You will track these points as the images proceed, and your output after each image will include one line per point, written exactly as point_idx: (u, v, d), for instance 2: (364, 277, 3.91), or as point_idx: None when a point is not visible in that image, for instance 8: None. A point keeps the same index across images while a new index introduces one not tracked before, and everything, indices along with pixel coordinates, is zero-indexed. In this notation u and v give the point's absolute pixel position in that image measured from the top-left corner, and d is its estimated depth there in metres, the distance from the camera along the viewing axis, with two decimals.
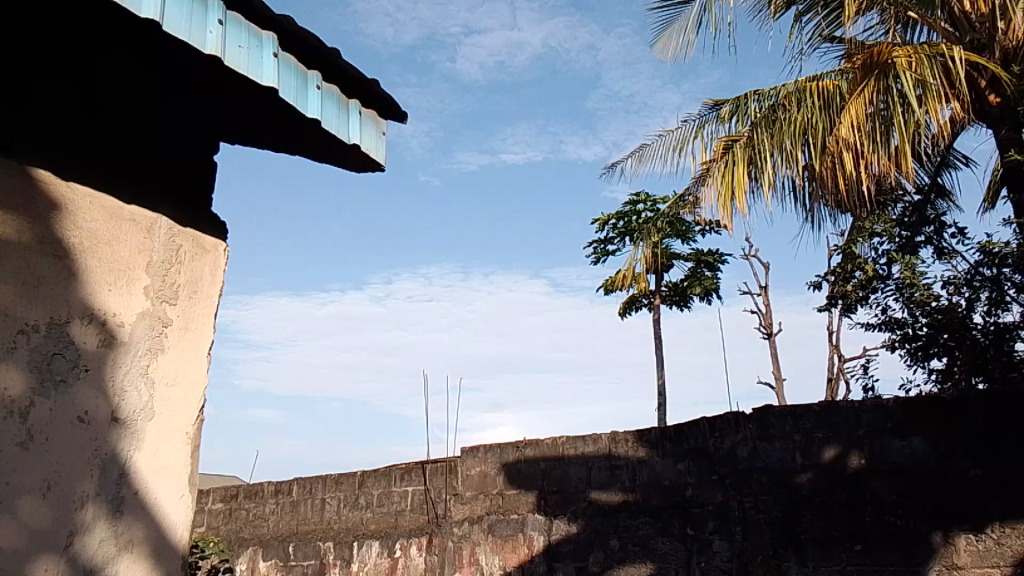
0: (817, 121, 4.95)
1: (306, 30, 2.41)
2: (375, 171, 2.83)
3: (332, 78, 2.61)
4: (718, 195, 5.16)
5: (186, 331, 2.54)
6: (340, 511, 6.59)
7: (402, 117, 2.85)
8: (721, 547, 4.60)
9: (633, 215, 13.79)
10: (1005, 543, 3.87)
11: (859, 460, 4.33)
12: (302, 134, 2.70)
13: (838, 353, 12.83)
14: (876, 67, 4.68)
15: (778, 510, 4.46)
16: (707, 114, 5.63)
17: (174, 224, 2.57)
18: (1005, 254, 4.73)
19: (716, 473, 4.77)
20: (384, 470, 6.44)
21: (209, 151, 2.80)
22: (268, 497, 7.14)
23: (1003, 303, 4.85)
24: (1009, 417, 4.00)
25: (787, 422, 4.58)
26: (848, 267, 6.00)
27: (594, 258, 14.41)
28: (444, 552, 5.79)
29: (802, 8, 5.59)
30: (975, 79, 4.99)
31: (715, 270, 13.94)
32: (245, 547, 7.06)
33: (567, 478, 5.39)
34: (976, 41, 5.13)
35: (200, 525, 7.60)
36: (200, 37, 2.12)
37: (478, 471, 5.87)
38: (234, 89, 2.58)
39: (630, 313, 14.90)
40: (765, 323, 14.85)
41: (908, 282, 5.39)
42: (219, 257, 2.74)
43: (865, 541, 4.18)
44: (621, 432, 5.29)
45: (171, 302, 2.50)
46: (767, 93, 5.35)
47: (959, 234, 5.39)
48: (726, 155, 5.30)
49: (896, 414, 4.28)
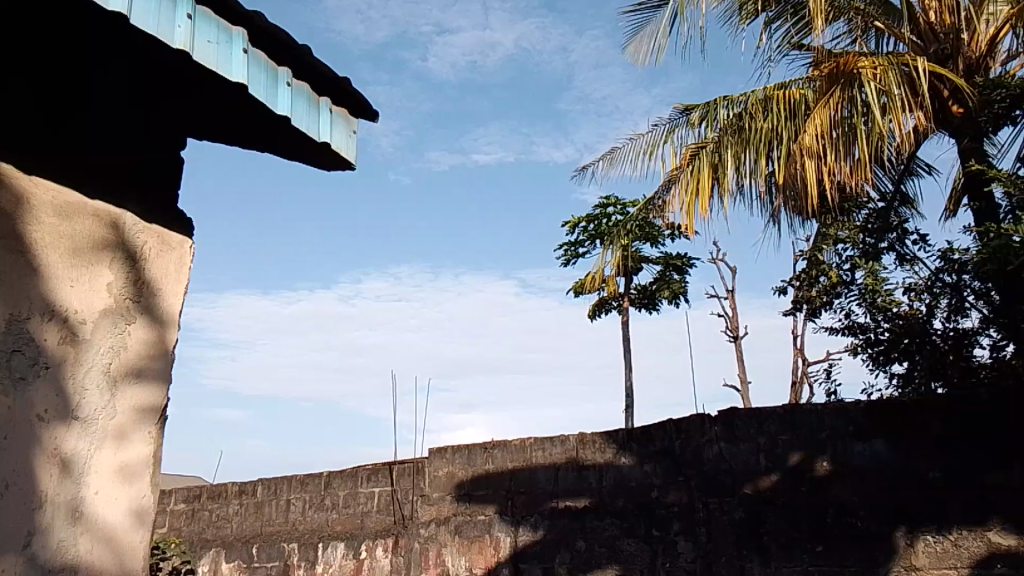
0: (783, 129, 5.01)
1: (275, 25, 2.39)
2: (346, 170, 2.81)
3: (303, 75, 2.59)
4: (684, 200, 5.26)
5: (150, 329, 2.50)
6: (305, 512, 6.54)
7: (373, 116, 2.83)
8: (686, 548, 4.66)
9: (604, 218, 13.83)
10: (963, 545, 3.95)
11: (824, 463, 4.38)
12: (272, 132, 2.68)
13: (802, 357, 12.99)
14: (841, 78, 4.80)
15: (742, 511, 4.52)
16: (678, 119, 5.68)
17: (140, 220, 2.53)
18: (964, 261, 4.83)
19: (683, 474, 4.81)
20: (350, 471, 6.39)
21: (178, 147, 2.77)
22: (231, 497, 7.06)
23: (962, 309, 4.97)
24: (967, 423, 4.09)
25: (752, 425, 4.62)
26: (813, 272, 6.08)
27: (564, 260, 14.44)
28: (411, 554, 5.78)
29: (772, 15, 5.65)
30: (939, 89, 5.07)
31: (683, 274, 14.04)
32: (207, 548, 6.96)
33: (535, 479, 5.41)
34: (941, 51, 5.18)
35: (161, 526, 7.49)
36: (168, 30, 2.09)
37: (445, 473, 5.85)
38: (203, 89, 2.55)
39: (600, 315, 14.95)
40: (731, 325, 14.99)
41: (871, 288, 5.42)
42: (185, 254, 2.69)
43: (827, 542, 4.25)
44: (589, 434, 5.31)
45: (135, 299, 2.46)
46: (735, 98, 5.36)
47: (921, 241, 5.50)
48: (693, 162, 5.38)
49: (859, 418, 4.35)
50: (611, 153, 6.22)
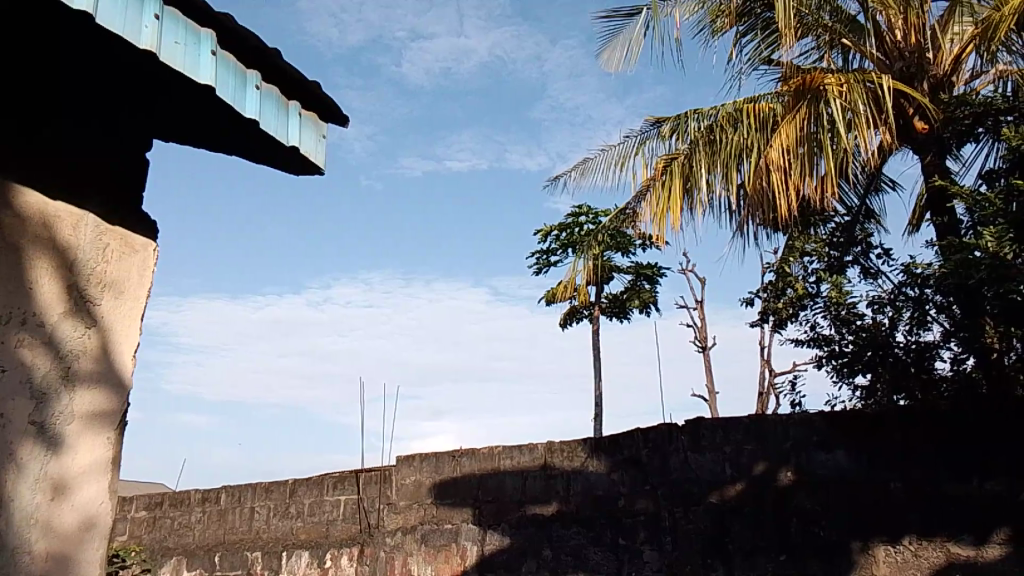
0: (751, 143, 5.08)
1: (244, 28, 2.37)
2: (315, 174, 2.79)
3: (271, 78, 2.57)
4: (655, 211, 5.31)
5: (109, 332, 2.44)
6: (269, 520, 6.46)
7: (344, 121, 2.81)
8: (652, 557, 4.67)
9: (576, 228, 13.87)
10: (922, 555, 4.00)
11: (788, 473, 4.42)
12: (240, 134, 2.65)
13: (769, 367, 13.10)
14: (808, 93, 4.87)
15: (708, 520, 4.54)
16: (649, 131, 5.72)
17: (102, 222, 2.48)
18: (927, 276, 4.92)
19: (649, 483, 4.82)
20: (317, 479, 6.32)
21: (143, 149, 2.73)
22: (194, 505, 6.95)
23: (924, 323, 5.06)
24: (928, 434, 4.15)
25: (717, 434, 4.65)
26: (780, 283, 6.15)
27: (536, 268, 14.43)
28: (376, 563, 5.73)
29: (742, 29, 5.72)
30: (904, 106, 5.20)
31: (654, 284, 14.13)
32: (168, 556, 6.83)
33: (502, 488, 5.38)
34: (905, 70, 5.29)
35: (122, 534, 7.36)
36: (135, 31, 2.07)
37: (413, 481, 5.80)
38: (170, 92, 2.51)
39: (571, 324, 14.96)
40: (700, 336, 15.10)
41: (835, 301, 5.47)
42: (148, 257, 2.64)
43: (790, 551, 4.30)
44: (557, 442, 5.31)
45: (96, 301, 2.41)
46: (706, 112, 5.42)
47: (885, 255, 5.58)
48: (665, 173, 5.41)
49: (823, 429, 4.39)
50: (583, 163, 6.25)
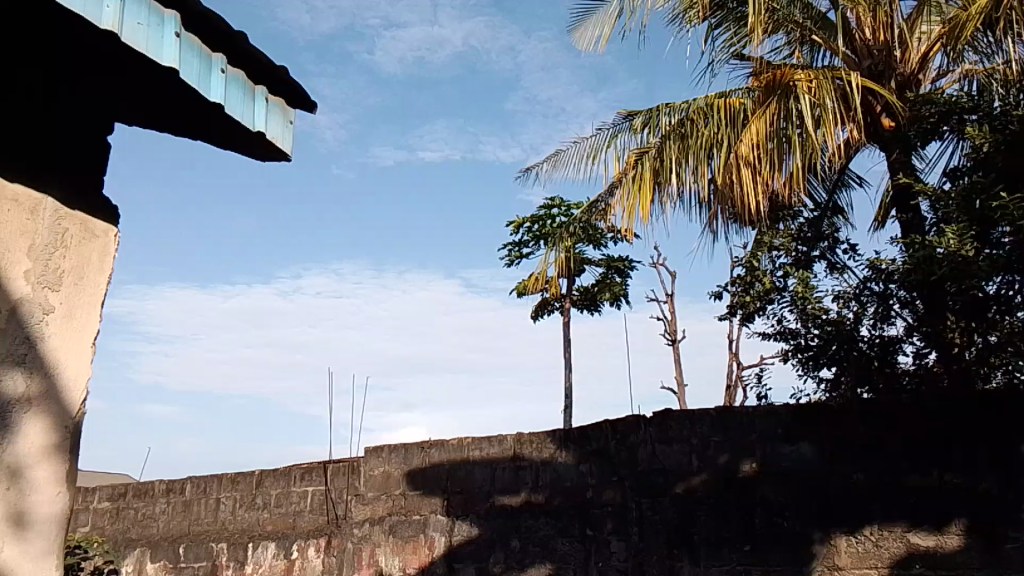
0: (722, 138, 5.10)
1: (211, 11, 2.32)
2: (282, 160, 2.75)
3: (238, 62, 2.52)
4: (626, 204, 5.32)
5: (69, 319, 2.39)
6: (235, 512, 6.39)
7: (312, 107, 2.77)
8: (619, 548, 4.70)
9: (548, 220, 13.86)
10: (883, 545, 4.08)
11: (751, 464, 4.47)
12: (204, 118, 2.60)
13: (737, 361, 13.23)
14: (778, 89, 4.91)
15: (673, 511, 4.58)
16: (621, 124, 5.72)
17: (62, 206, 2.42)
18: (892, 271, 4.97)
19: (617, 474, 4.84)
20: (284, 469, 6.27)
21: (106, 131, 2.66)
22: (158, 496, 6.85)
23: (888, 317, 5.13)
24: (890, 425, 4.22)
25: (685, 425, 4.68)
26: (748, 278, 6.21)
27: (507, 260, 14.42)
28: (344, 554, 5.70)
29: (715, 22, 5.75)
30: (871, 103, 5.30)
31: (625, 276, 14.19)
32: (132, 547, 6.75)
33: (471, 478, 5.38)
34: (874, 67, 5.37)
35: (84, 525, 7.23)
36: (95, 10, 2.02)
37: (381, 472, 5.78)
38: (135, 73, 2.45)
39: (542, 316, 14.96)
40: (669, 329, 15.21)
41: (801, 295, 5.51)
42: (109, 243, 2.58)
43: (754, 542, 4.35)
44: (527, 433, 5.31)
45: (54, 288, 2.36)
46: (677, 106, 5.43)
47: (850, 250, 5.65)
48: (636, 166, 5.43)
49: (788, 421, 4.45)
50: (556, 155, 6.24)
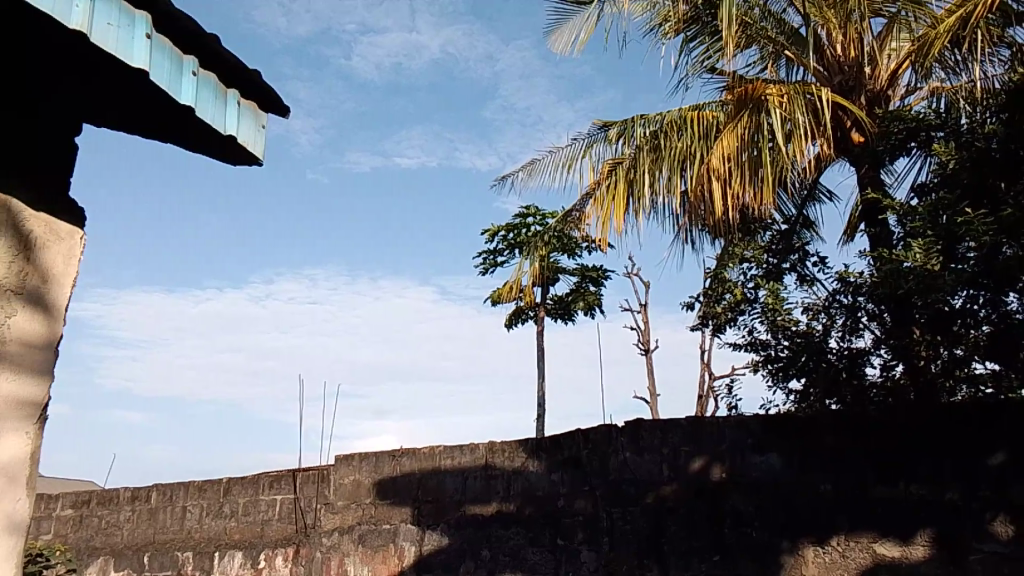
0: (695, 150, 5.15)
1: (182, 12, 2.30)
2: (253, 164, 2.72)
3: (209, 64, 2.49)
4: (600, 214, 5.34)
5: (33, 323, 2.34)
6: (202, 520, 6.30)
7: (283, 110, 2.75)
8: (589, 558, 4.70)
9: (523, 228, 13.88)
10: (849, 555, 4.12)
11: (720, 471, 4.51)
12: (175, 121, 2.57)
13: (708, 371, 13.32)
14: (750, 102, 4.97)
15: (644, 520, 4.59)
16: (596, 135, 5.75)
17: (26, 208, 2.38)
18: (860, 284, 5.04)
19: (588, 483, 4.84)
20: (252, 477, 6.19)
21: (73, 132, 2.62)
22: (124, 503, 6.74)
23: (857, 330, 5.20)
24: (858, 435, 4.27)
25: (656, 435, 4.70)
26: (718, 289, 6.26)
27: (482, 268, 14.43)
28: (312, 563, 5.59)
29: (690, 34, 5.80)
30: (841, 118, 5.39)
31: (599, 286, 14.24)
32: (94, 556, 6.61)
33: (442, 487, 5.35)
34: (845, 83, 5.44)
35: (46, 533, 7.08)
36: (64, 9, 1.99)
37: (351, 480, 5.72)
38: (104, 75, 2.42)
39: (516, 324, 14.97)
40: (642, 338, 15.28)
41: (771, 307, 5.57)
42: (74, 246, 2.53)
43: (723, 551, 4.36)
44: (499, 441, 5.29)
45: (17, 291, 2.30)
46: (652, 117, 5.47)
47: (819, 263, 5.72)
48: (610, 177, 5.47)
49: (758, 431, 4.48)
50: (531, 163, 6.26)
